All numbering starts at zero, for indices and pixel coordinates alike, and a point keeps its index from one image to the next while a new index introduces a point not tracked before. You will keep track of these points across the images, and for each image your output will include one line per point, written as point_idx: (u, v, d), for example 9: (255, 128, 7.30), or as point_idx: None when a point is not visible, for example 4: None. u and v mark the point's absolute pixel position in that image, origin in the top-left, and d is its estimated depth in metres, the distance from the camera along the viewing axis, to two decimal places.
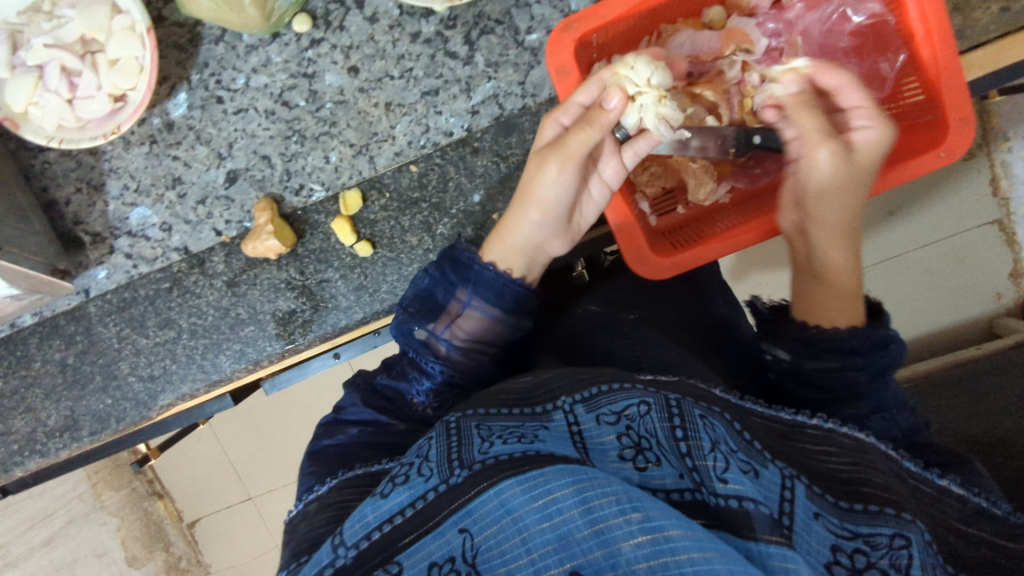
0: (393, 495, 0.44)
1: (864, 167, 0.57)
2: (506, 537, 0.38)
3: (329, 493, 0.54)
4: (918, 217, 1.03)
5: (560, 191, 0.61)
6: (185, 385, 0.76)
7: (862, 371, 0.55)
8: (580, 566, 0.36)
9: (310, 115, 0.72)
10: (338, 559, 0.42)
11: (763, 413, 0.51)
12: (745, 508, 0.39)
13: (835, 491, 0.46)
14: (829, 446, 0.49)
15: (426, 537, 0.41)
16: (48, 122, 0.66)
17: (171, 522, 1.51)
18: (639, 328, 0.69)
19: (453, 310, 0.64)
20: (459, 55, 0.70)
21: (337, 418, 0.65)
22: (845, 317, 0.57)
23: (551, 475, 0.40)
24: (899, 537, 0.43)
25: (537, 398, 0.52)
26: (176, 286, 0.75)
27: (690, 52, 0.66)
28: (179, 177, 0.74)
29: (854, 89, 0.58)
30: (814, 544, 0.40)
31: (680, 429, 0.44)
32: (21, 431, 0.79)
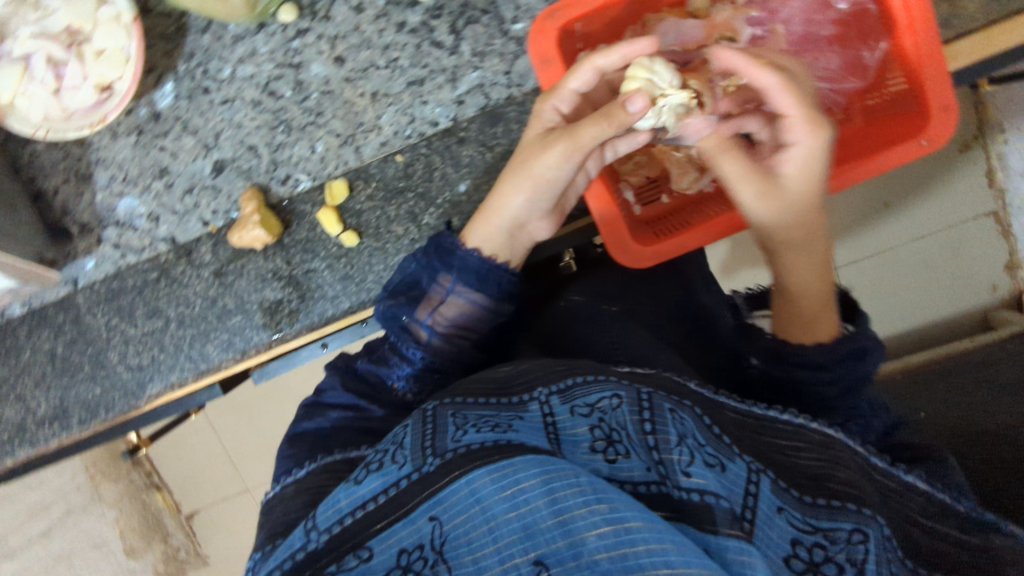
0: (366, 482, 0.45)
1: (793, 190, 0.56)
2: (474, 526, 0.39)
3: (307, 477, 0.55)
4: (912, 211, 1.03)
5: (558, 174, 0.60)
6: (174, 374, 0.76)
7: (832, 385, 0.57)
8: (543, 556, 0.37)
9: (296, 105, 0.72)
10: (310, 543, 0.43)
11: (736, 408, 0.52)
12: (706, 503, 0.39)
13: (801, 486, 0.47)
14: (798, 441, 0.51)
15: (397, 524, 0.41)
16: (34, 112, 0.67)
17: (169, 514, 1.48)
18: (619, 320, 0.70)
19: (436, 297, 0.64)
20: (445, 45, 0.70)
21: (319, 401, 0.66)
22: (816, 334, 0.59)
23: (519, 466, 0.40)
24: (857, 532, 0.44)
25: (514, 389, 0.53)
26: (164, 276, 0.76)
27: (676, 40, 0.66)
28: (166, 167, 0.74)
29: (777, 95, 0.55)
30: (773, 539, 0.41)
31: (649, 423, 0.44)
32: (11, 420, 0.79)
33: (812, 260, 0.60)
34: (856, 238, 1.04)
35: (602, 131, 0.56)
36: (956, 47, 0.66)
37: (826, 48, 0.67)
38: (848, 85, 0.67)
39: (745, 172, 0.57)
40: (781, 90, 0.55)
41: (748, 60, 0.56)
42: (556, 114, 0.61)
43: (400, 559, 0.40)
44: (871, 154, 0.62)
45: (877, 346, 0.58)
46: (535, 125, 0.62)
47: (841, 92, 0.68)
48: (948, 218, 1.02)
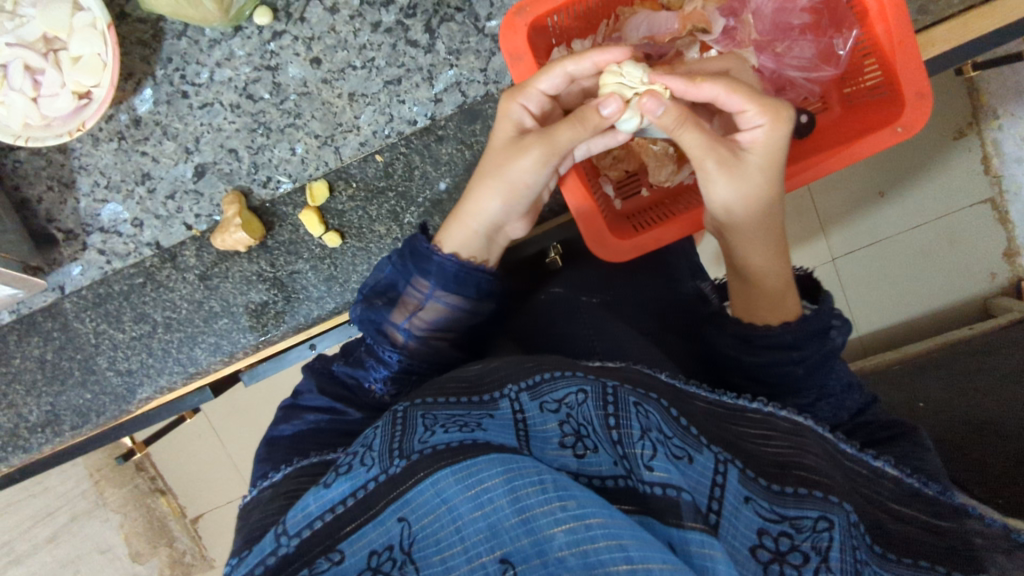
0: (335, 485, 0.45)
1: (762, 170, 0.57)
2: (442, 525, 0.39)
3: (283, 480, 0.55)
4: (906, 198, 1.02)
5: (535, 178, 0.61)
6: (163, 378, 0.77)
7: (801, 363, 0.57)
8: (509, 554, 0.37)
9: (274, 108, 0.73)
10: (280, 548, 0.43)
11: (706, 397, 0.53)
12: (670, 496, 0.39)
13: (768, 474, 0.47)
14: (766, 429, 0.51)
15: (366, 526, 0.41)
16: (13, 120, 0.67)
17: (173, 518, 1.49)
18: (598, 313, 0.70)
19: (413, 303, 0.64)
20: (420, 44, 0.70)
21: (297, 403, 0.66)
22: (783, 311, 0.61)
23: (483, 465, 0.40)
24: (822, 520, 0.44)
25: (485, 387, 0.53)
26: (149, 281, 0.76)
27: (647, 33, 0.66)
28: (148, 172, 0.75)
29: (732, 96, 0.56)
30: (740, 530, 0.41)
31: (613, 417, 0.44)
32: (3, 427, 0.80)
33: (768, 241, 0.61)
34: (846, 228, 1.04)
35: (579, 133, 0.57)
36: (935, 32, 0.66)
37: (799, 37, 0.67)
38: (822, 74, 0.67)
39: (707, 146, 0.55)
40: (731, 92, 0.55)
41: (687, 80, 0.56)
42: (526, 115, 0.61)
43: (370, 561, 0.40)
44: (847, 142, 0.61)
45: (843, 325, 0.58)
46: (501, 125, 0.62)
47: (817, 81, 0.68)
48: (939, 208, 1.02)
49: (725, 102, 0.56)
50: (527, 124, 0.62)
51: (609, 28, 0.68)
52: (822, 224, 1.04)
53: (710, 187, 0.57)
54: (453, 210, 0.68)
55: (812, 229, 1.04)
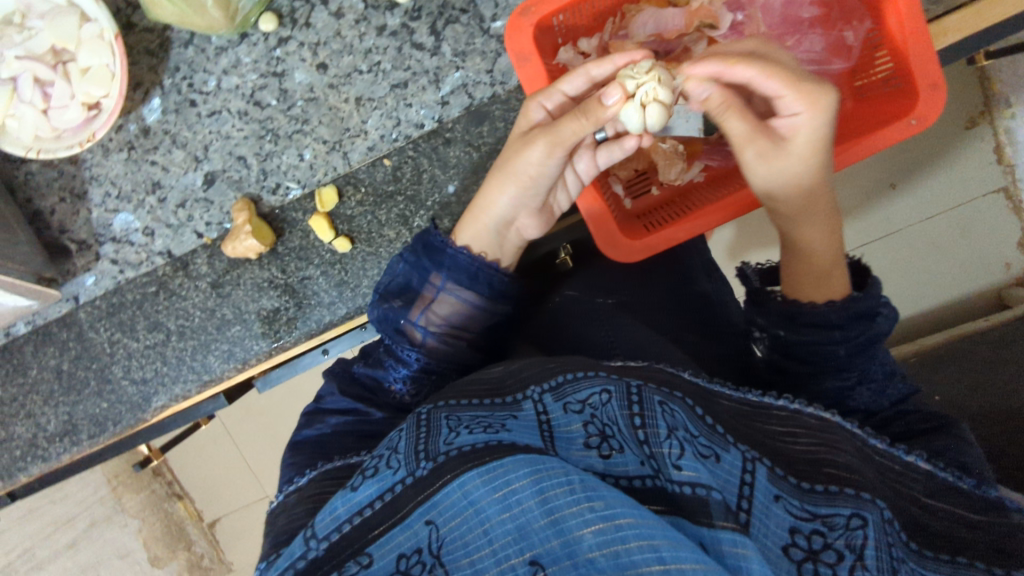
0: (362, 488, 0.45)
1: (806, 155, 0.56)
2: (470, 528, 0.39)
3: (309, 485, 0.55)
4: (919, 189, 1.01)
5: (543, 170, 0.60)
6: (177, 386, 0.77)
7: (842, 345, 0.57)
8: (539, 556, 0.36)
9: (282, 114, 0.73)
10: (310, 552, 0.42)
11: (730, 395, 0.53)
12: (699, 496, 0.38)
13: (797, 473, 0.47)
14: (793, 427, 0.51)
15: (394, 530, 0.41)
16: (25, 132, 0.68)
17: (191, 522, 1.53)
18: (613, 314, 0.70)
19: (428, 296, 0.65)
20: (426, 46, 0.70)
21: (319, 407, 0.66)
22: (829, 289, 0.59)
23: (509, 467, 0.40)
24: (856, 517, 0.43)
25: (507, 388, 0.53)
26: (162, 289, 0.77)
27: (655, 31, 0.65)
28: (158, 181, 0.75)
29: (770, 81, 0.54)
30: (771, 528, 0.40)
31: (639, 418, 0.43)
32: (22, 437, 0.81)
33: (817, 219, 0.60)
34: (858, 221, 1.03)
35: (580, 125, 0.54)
36: (947, 22, 0.65)
37: (809, 30, 0.66)
38: (832, 68, 0.66)
39: (751, 133, 0.55)
40: (767, 78, 0.54)
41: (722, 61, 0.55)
42: (543, 112, 0.61)
43: (399, 565, 0.40)
44: (861, 136, 0.61)
45: (890, 313, 0.57)
46: (521, 121, 0.62)
47: (825, 74, 0.67)
48: (955, 198, 1.00)
49: (763, 85, 0.55)
50: (540, 118, 0.61)
51: (615, 26, 0.67)
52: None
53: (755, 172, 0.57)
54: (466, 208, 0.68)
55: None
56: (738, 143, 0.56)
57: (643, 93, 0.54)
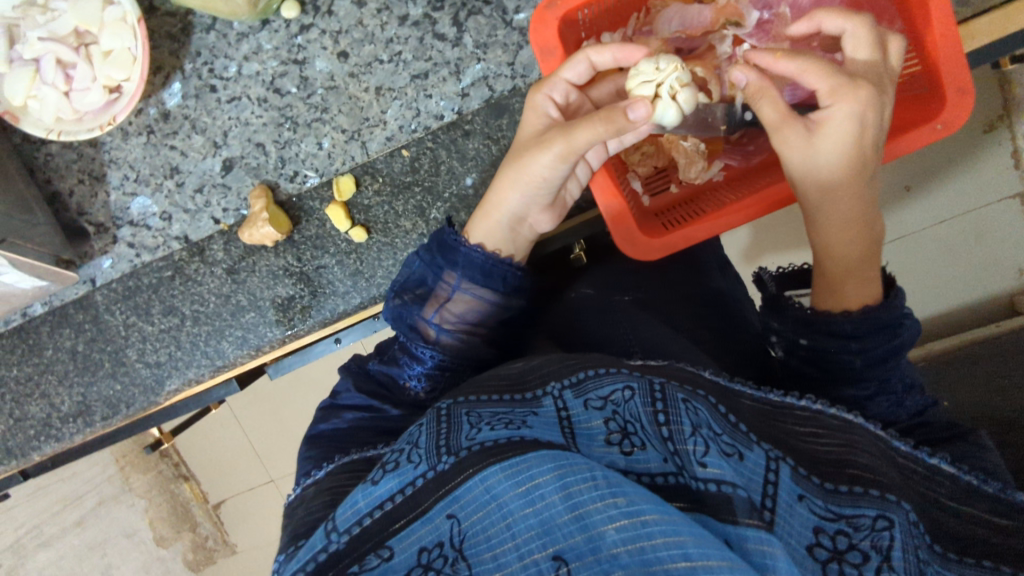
0: (383, 482, 0.48)
1: (835, 150, 0.55)
2: (493, 522, 0.41)
3: (325, 478, 0.56)
4: (935, 193, 0.99)
5: (554, 173, 0.59)
6: (191, 370, 0.78)
7: (859, 355, 0.56)
8: (562, 551, 0.38)
9: (301, 101, 0.73)
10: (330, 544, 0.45)
11: (752, 395, 0.54)
12: (724, 492, 0.40)
13: (821, 472, 0.48)
14: (815, 427, 0.52)
15: (415, 523, 0.44)
16: (46, 114, 0.68)
17: (196, 503, 1.53)
18: (632, 312, 0.71)
19: (443, 295, 0.65)
20: (448, 37, 0.70)
21: (335, 403, 0.67)
22: (862, 293, 0.58)
23: (533, 462, 0.43)
24: (881, 519, 0.45)
25: (527, 385, 0.56)
26: (178, 274, 0.77)
27: (680, 27, 0.65)
28: (177, 166, 0.75)
29: (807, 75, 0.55)
30: (796, 526, 0.42)
31: (662, 415, 0.46)
32: (37, 417, 0.81)
33: (845, 220, 0.59)
34: None
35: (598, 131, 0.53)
36: (976, 24, 0.64)
37: None
38: None
39: (781, 119, 0.56)
40: (801, 74, 0.55)
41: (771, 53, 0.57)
42: (551, 105, 0.61)
43: (421, 557, 0.43)
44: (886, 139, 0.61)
45: (912, 324, 0.57)
46: (529, 117, 0.62)
47: None
48: (972, 202, 0.98)
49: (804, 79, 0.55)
50: (552, 114, 0.61)
51: (640, 22, 0.67)
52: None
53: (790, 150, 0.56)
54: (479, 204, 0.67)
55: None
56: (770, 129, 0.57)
57: (668, 88, 0.56)
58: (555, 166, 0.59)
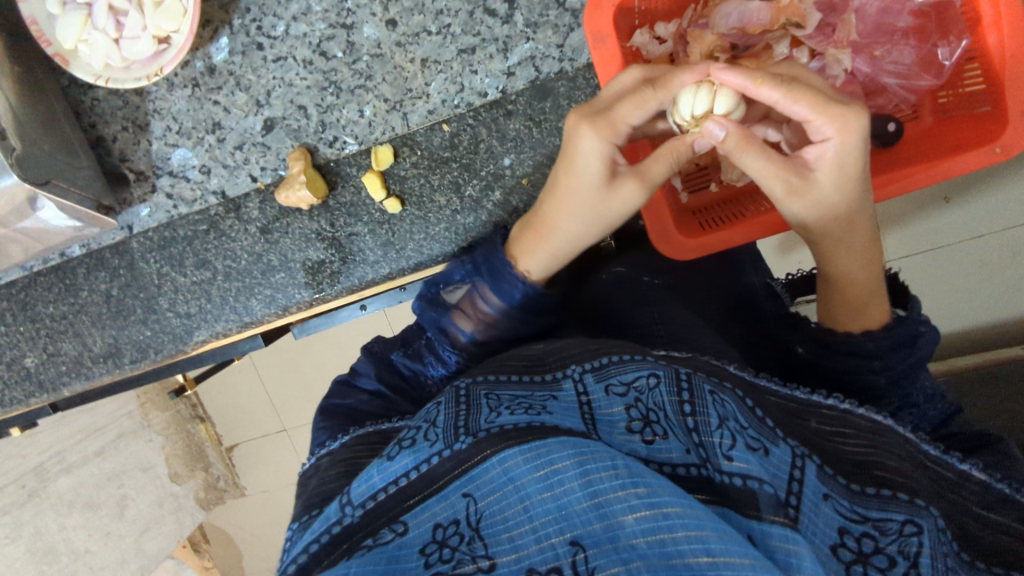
0: (398, 458, 0.50)
1: (844, 175, 0.53)
2: (510, 504, 0.43)
3: (340, 450, 0.59)
4: (975, 206, 0.96)
5: (626, 215, 0.59)
6: (219, 324, 0.80)
7: (882, 373, 0.59)
8: (580, 537, 0.40)
9: (346, 67, 0.72)
10: (345, 517, 0.48)
11: (777, 391, 0.57)
12: (749, 487, 0.42)
13: (848, 473, 0.51)
14: (841, 427, 0.55)
15: (431, 500, 0.47)
16: (96, 60, 0.68)
17: (211, 445, 1.71)
18: (662, 295, 0.74)
19: (482, 312, 0.66)
20: (498, 13, 0.69)
21: (352, 384, 0.70)
22: (871, 317, 0.61)
23: (553, 447, 0.45)
24: (910, 524, 0.47)
25: (545, 367, 0.59)
26: (213, 229, 0.78)
27: (737, 23, 0.62)
28: (219, 122, 0.76)
29: (796, 104, 0.51)
30: (820, 527, 0.44)
31: (688, 405, 0.49)
32: (69, 354, 0.84)
33: (854, 246, 0.59)
34: (904, 230, 1.02)
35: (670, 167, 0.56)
36: None
37: (900, 41, 0.64)
38: (920, 83, 0.63)
39: (777, 172, 0.53)
40: (792, 105, 0.51)
41: (748, 78, 0.53)
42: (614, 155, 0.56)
43: (436, 534, 0.44)
44: (934, 159, 0.58)
45: (929, 332, 0.59)
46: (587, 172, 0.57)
47: (912, 90, 0.64)
48: (1013, 217, 0.94)
49: (793, 109, 0.52)
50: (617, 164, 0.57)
51: (696, 13, 0.65)
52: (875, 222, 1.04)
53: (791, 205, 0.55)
54: (525, 223, 0.66)
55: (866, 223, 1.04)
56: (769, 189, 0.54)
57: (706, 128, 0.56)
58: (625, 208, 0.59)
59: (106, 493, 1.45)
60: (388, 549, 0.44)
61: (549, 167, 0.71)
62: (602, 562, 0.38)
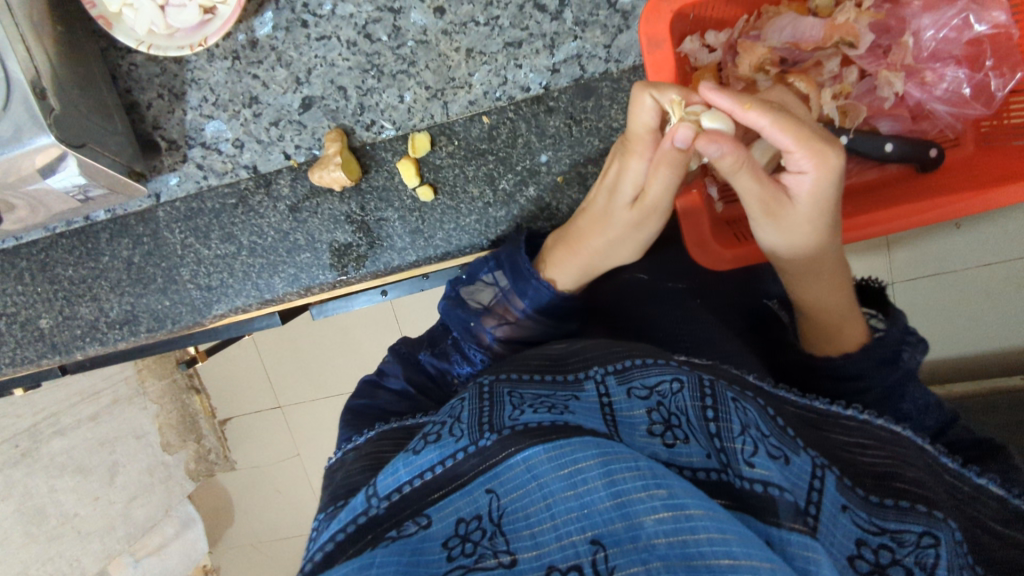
0: (425, 452, 0.50)
1: (817, 204, 0.53)
2: (532, 502, 0.43)
3: (366, 445, 0.60)
4: (984, 234, 0.97)
5: (642, 237, 0.63)
6: (239, 299, 0.79)
7: (881, 389, 0.59)
8: (600, 536, 0.40)
9: (390, 51, 0.72)
10: (371, 509, 0.48)
11: (796, 402, 0.57)
12: (769, 494, 0.42)
13: (867, 486, 0.51)
14: (862, 438, 0.55)
15: (454, 495, 0.47)
16: (140, 25, 0.67)
17: (205, 417, 1.68)
18: (685, 300, 0.75)
19: (505, 312, 0.67)
20: (548, 9, 0.68)
21: (381, 384, 0.71)
22: (847, 338, 0.63)
23: (577, 447, 0.45)
24: (927, 535, 0.47)
25: (568, 366, 0.59)
26: (241, 203, 0.78)
27: (791, 38, 0.62)
28: (256, 96, 0.75)
29: (779, 133, 0.50)
30: (839, 538, 0.43)
31: (711, 411, 0.48)
32: (85, 318, 0.83)
33: (830, 277, 0.61)
34: (913, 251, 1.01)
35: (667, 178, 0.54)
36: None
37: (953, 66, 0.64)
38: (970, 111, 0.65)
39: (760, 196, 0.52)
40: (775, 132, 0.49)
41: (735, 102, 0.50)
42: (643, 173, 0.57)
43: (458, 528, 0.44)
44: (977, 187, 0.59)
45: (916, 343, 0.60)
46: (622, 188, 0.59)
47: (960, 117, 0.66)
48: (1010, 250, 0.97)
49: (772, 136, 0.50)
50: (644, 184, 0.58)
51: (749, 25, 0.66)
52: (886, 241, 1.02)
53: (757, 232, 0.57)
54: (563, 231, 0.68)
55: (875, 241, 1.03)
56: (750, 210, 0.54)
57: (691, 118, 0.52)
58: (647, 221, 0.60)
59: (98, 459, 1.43)
60: (411, 541, 0.44)
61: (585, 166, 0.71)
62: (622, 561, 0.38)
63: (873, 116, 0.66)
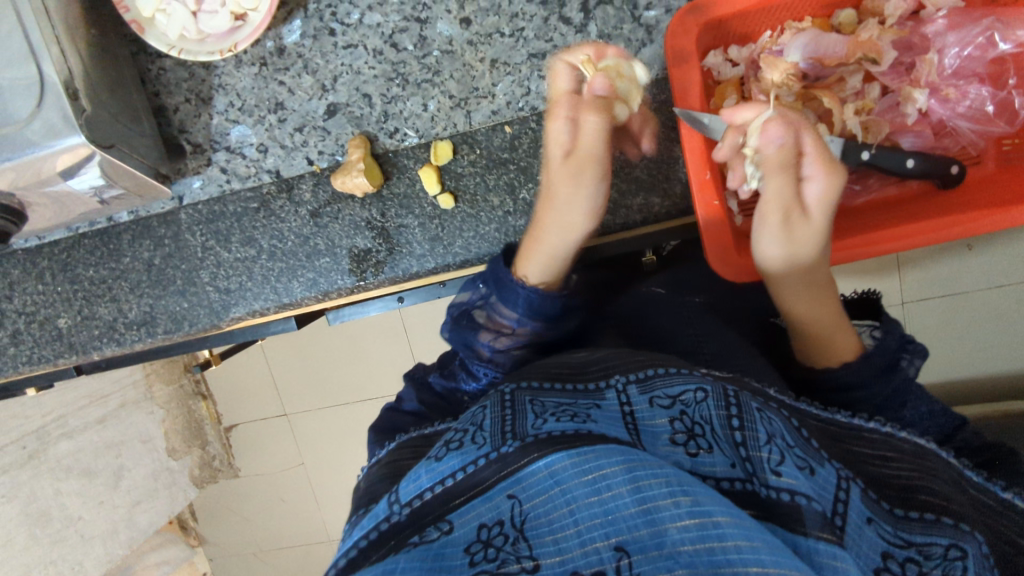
0: (447, 459, 0.50)
1: (823, 218, 0.60)
2: (556, 507, 0.43)
3: (388, 455, 0.60)
4: (998, 256, 0.97)
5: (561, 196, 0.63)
6: (257, 302, 0.79)
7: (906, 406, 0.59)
8: (625, 542, 0.40)
9: (415, 60, 0.73)
10: (393, 514, 0.48)
11: (817, 415, 0.57)
12: (796, 504, 0.42)
13: (891, 499, 0.51)
14: (885, 451, 0.55)
15: (475, 500, 0.46)
16: (172, 30, 0.69)
17: (211, 423, 1.68)
18: (703, 314, 0.75)
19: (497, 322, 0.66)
20: (573, 22, 0.69)
21: (398, 408, 0.70)
22: (841, 344, 0.62)
23: (601, 454, 0.45)
24: (955, 548, 0.47)
25: (588, 374, 0.59)
26: (263, 207, 0.78)
27: (814, 54, 0.63)
28: (282, 102, 0.76)
29: (809, 137, 0.59)
30: (865, 550, 0.43)
31: (736, 420, 0.48)
32: (103, 318, 0.84)
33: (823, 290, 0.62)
34: (922, 272, 1.01)
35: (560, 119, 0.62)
36: None
37: (977, 84, 0.65)
38: (993, 128, 0.66)
39: (785, 196, 0.58)
40: (809, 134, 0.59)
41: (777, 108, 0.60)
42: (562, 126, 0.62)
43: (480, 534, 0.44)
44: (1002, 203, 0.59)
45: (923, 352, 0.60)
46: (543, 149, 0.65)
47: (983, 134, 0.66)
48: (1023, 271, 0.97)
49: (802, 137, 0.59)
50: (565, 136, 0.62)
51: (772, 40, 0.65)
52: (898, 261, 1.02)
53: (757, 246, 0.61)
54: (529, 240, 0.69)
55: (886, 260, 1.03)
56: (769, 207, 0.59)
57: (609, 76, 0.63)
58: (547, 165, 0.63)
59: (104, 462, 1.42)
60: (433, 547, 0.44)
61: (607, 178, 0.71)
62: (647, 568, 0.38)
63: (896, 132, 0.67)
